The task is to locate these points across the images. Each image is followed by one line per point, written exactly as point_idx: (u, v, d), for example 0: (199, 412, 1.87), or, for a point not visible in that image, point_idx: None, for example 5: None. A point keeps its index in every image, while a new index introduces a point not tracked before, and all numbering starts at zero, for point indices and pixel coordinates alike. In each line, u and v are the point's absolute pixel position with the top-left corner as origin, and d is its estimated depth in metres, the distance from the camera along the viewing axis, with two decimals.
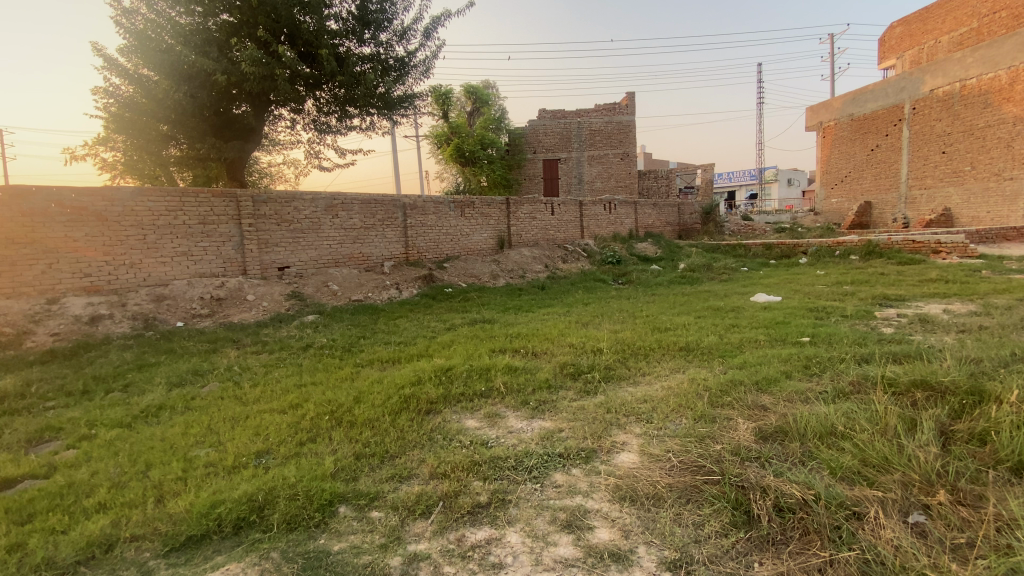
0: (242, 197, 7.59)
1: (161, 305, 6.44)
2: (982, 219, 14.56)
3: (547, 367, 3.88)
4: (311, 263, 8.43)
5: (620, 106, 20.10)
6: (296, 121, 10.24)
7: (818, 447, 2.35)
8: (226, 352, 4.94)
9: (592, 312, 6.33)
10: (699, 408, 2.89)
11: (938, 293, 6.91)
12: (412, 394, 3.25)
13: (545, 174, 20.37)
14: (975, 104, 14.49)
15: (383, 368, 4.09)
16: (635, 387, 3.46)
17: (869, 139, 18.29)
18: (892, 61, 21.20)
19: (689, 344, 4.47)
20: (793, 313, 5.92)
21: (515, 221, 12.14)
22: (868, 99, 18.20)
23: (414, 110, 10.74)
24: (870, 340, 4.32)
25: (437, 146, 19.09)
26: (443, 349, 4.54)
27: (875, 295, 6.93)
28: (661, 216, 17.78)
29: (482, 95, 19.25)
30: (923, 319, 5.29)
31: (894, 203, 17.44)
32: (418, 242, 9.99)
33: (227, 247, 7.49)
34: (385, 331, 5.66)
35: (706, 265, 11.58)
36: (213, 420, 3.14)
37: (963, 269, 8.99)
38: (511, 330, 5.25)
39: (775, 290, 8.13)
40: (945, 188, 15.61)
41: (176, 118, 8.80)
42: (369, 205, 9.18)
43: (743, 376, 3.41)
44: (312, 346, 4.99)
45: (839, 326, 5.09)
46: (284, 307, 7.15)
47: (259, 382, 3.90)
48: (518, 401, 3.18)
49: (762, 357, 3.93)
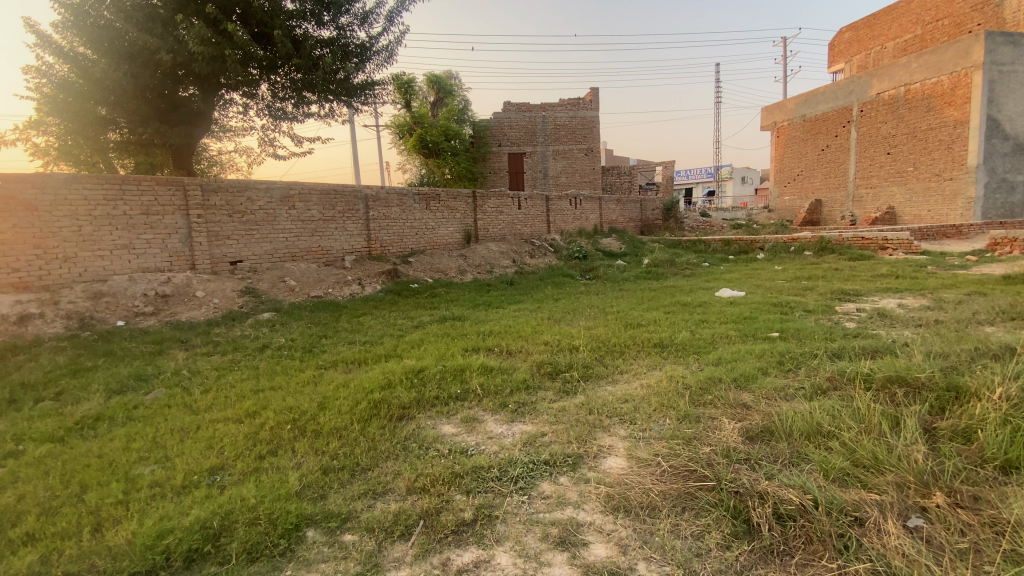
0: (190, 186, 7.08)
1: (99, 303, 5.91)
2: (923, 217, 15.43)
3: (523, 366, 3.75)
4: (266, 257, 7.97)
5: (585, 101, 20.15)
6: (249, 106, 9.67)
7: (804, 448, 2.33)
8: (174, 354, 4.55)
9: (563, 309, 6.24)
10: (681, 407, 2.83)
11: (891, 288, 7.22)
12: (382, 399, 3.05)
13: (509, 168, 20.20)
14: (918, 108, 15.28)
15: (348, 371, 3.84)
16: (615, 385, 3.37)
17: (820, 139, 19.06)
18: (841, 65, 22.14)
19: (663, 340, 4.44)
20: (758, 308, 6.02)
21: (481, 215, 11.95)
22: (820, 101, 18.95)
23: (375, 98, 10.35)
24: (837, 335, 4.41)
25: (399, 136, 18.59)
26: (413, 349, 4.34)
27: (834, 289, 7.16)
28: (624, 211, 17.96)
29: (445, 86, 18.85)
30: (881, 313, 5.49)
31: (842, 201, 18.26)
32: (381, 236, 9.64)
33: (173, 239, 6.97)
34: (348, 329, 5.39)
35: (670, 261, 11.75)
36: (159, 432, 2.84)
37: (911, 265, 9.45)
38: (483, 327, 5.09)
39: (739, 285, 8.29)
40: (890, 188, 16.46)
41: (115, 99, 8.12)
42: (328, 197, 8.77)
43: (721, 373, 3.38)
44: (269, 347, 4.67)
45: (804, 321, 5.19)
46: (237, 304, 6.71)
47: (210, 387, 3.58)
48: (496, 404, 3.04)
49: (736, 353, 3.92)
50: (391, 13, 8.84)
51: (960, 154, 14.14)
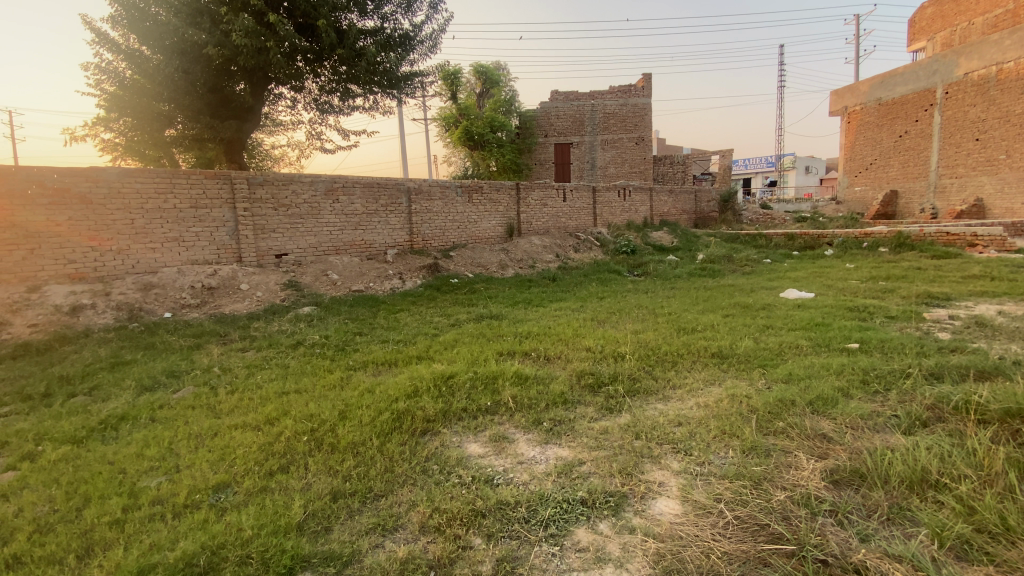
0: (237, 179, 7.14)
1: (148, 295, 6.05)
2: (1017, 211, 13.73)
3: (562, 375, 3.41)
4: (310, 251, 7.98)
5: (636, 88, 19.32)
6: (298, 100, 9.77)
7: (908, 502, 1.88)
8: (211, 349, 4.52)
9: (609, 309, 5.83)
10: (747, 437, 2.42)
11: (986, 291, 6.33)
12: (406, 409, 2.81)
13: (556, 159, 19.72)
14: (1013, 89, 13.59)
15: (376, 373, 3.63)
16: (667, 404, 2.98)
17: (897, 124, 17.42)
18: (921, 43, 20.13)
19: (722, 349, 3.97)
20: (830, 313, 5.38)
21: (525, 208, 11.62)
22: (898, 83, 17.33)
23: (419, 88, 10.20)
24: (930, 349, 3.80)
25: (445, 128, 18.52)
26: (445, 351, 4.08)
27: (917, 292, 6.36)
28: (677, 203, 17.13)
29: (492, 76, 18.55)
30: (979, 321, 4.75)
31: (922, 192, 16.62)
32: (423, 229, 9.50)
33: (221, 232, 7.06)
34: (384, 326, 5.22)
35: (726, 256, 11.00)
36: (178, 437, 2.72)
37: (1008, 264, 8.34)
38: (521, 328, 4.79)
39: (805, 285, 7.56)
40: (978, 177, 14.80)
41: (170, 95, 8.33)
42: (371, 190, 8.69)
43: (794, 394, 2.92)
44: (304, 343, 4.57)
45: (887, 330, 4.55)
46: (279, 297, 6.71)
47: (238, 387, 3.46)
48: (530, 421, 2.72)
49: (809, 368, 3.42)
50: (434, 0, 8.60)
51: None
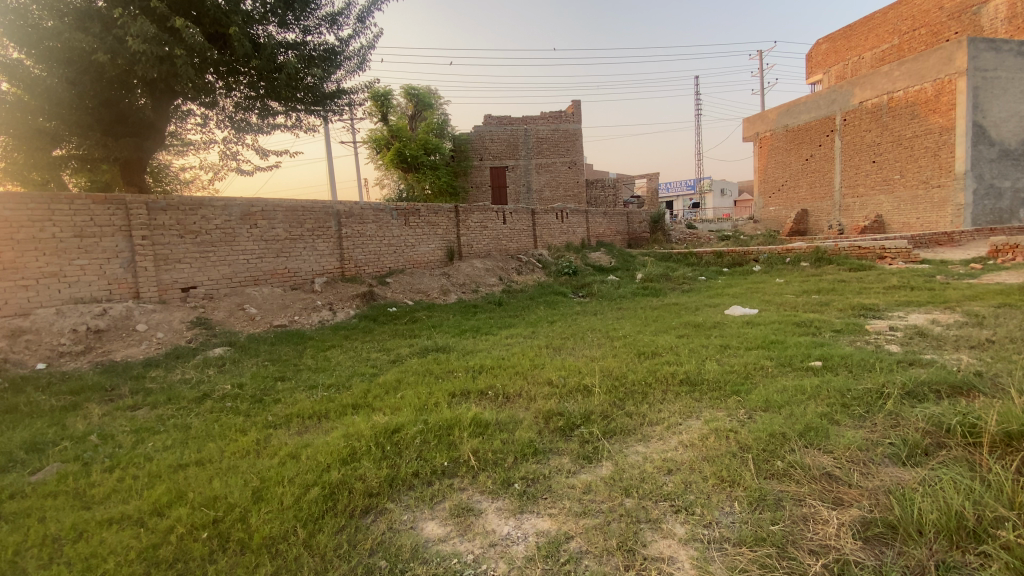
0: (134, 204, 6.21)
1: (15, 343, 4.96)
2: (912, 226, 15.13)
3: (525, 418, 2.98)
4: (224, 282, 7.05)
5: (566, 114, 19.75)
6: (209, 116, 8.87)
7: (954, 559, 1.61)
8: (91, 408, 3.66)
9: (562, 334, 5.50)
10: (751, 485, 2.10)
11: (911, 300, 6.68)
12: (343, 480, 2.26)
13: (492, 182, 19.56)
14: (902, 115, 15.12)
15: (302, 431, 3.01)
16: (648, 446, 2.62)
17: (804, 148, 18.91)
18: (818, 76, 22.17)
19: (690, 374, 3.71)
20: (781, 328, 5.36)
21: (465, 230, 11.21)
22: (802, 111, 18.89)
23: (347, 106, 9.61)
24: (891, 364, 3.76)
25: (376, 151, 17.87)
26: (387, 396, 3.51)
27: (852, 304, 6.60)
28: (611, 225, 17.48)
29: (424, 99, 18.20)
30: (920, 332, 4.87)
31: (829, 211, 18.03)
32: (355, 255, 8.82)
33: (113, 265, 6.05)
34: (312, 368, 4.55)
35: (665, 275, 11.16)
36: (22, 545, 1.98)
37: (919, 274, 8.98)
38: (472, 361, 4.31)
39: (747, 301, 7.67)
40: (877, 196, 16.24)
41: (52, 109, 7.20)
42: (295, 213, 7.93)
43: (782, 425, 2.66)
44: (211, 395, 3.81)
45: (841, 345, 4.53)
46: (185, 338, 5.78)
47: (118, 463, 2.71)
48: (497, 482, 2.27)
49: (784, 393, 3.21)
50: (361, 14, 8.15)
51: (947, 161, 13.93)
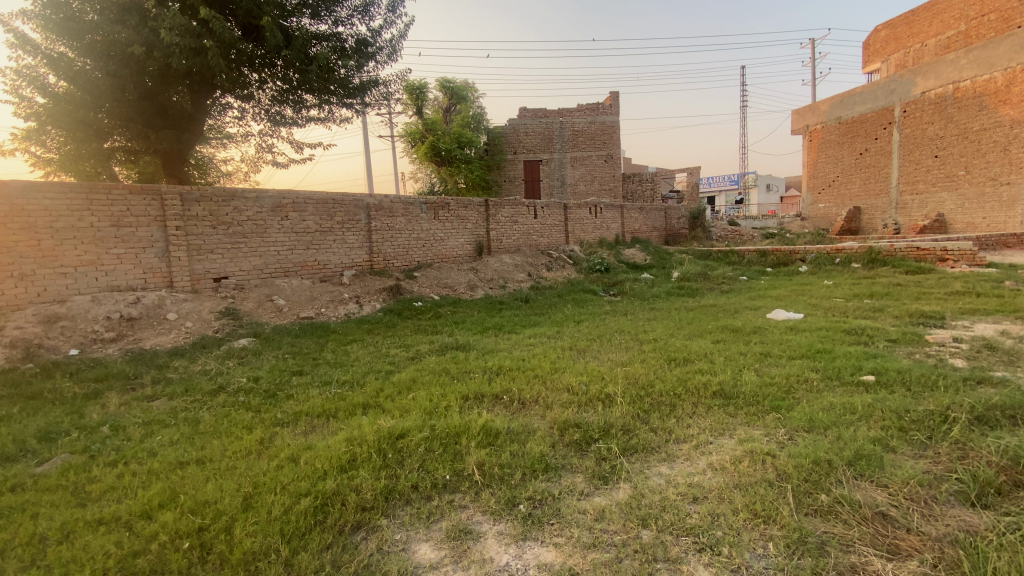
0: (168, 194, 6.32)
1: (52, 329, 5.11)
2: (977, 226, 13.98)
3: (540, 429, 2.77)
4: (255, 273, 7.13)
5: (604, 106, 19.23)
6: (246, 109, 9.01)
7: None
8: (111, 398, 3.68)
9: (588, 335, 5.25)
10: (790, 523, 1.83)
11: (976, 308, 6.08)
12: (338, 490, 2.12)
13: (526, 176, 19.32)
14: (969, 106, 13.95)
15: (308, 431, 2.91)
16: (673, 468, 2.37)
17: (858, 142, 17.78)
18: (876, 65, 20.80)
19: (724, 386, 3.39)
20: (827, 336, 4.94)
21: (495, 225, 11.04)
22: (857, 102, 17.75)
23: (380, 98, 9.58)
24: (954, 381, 3.35)
25: (411, 145, 17.91)
26: (399, 396, 3.37)
27: (909, 311, 6.05)
28: (648, 220, 16.95)
29: (459, 91, 18.11)
30: (988, 344, 4.37)
31: (884, 209, 16.91)
32: (384, 248, 8.78)
33: (148, 254, 6.19)
34: (330, 362, 4.48)
35: (702, 274, 10.68)
36: (10, 544, 1.93)
37: (985, 279, 8.21)
38: (490, 362, 4.13)
39: (790, 304, 7.19)
40: (938, 193, 15.09)
41: (97, 101, 7.44)
42: (325, 206, 7.94)
43: (828, 450, 2.35)
44: (227, 388, 3.77)
45: (895, 357, 4.11)
46: (213, 328, 5.84)
47: (123, 457, 2.67)
48: (501, 502, 2.08)
49: (831, 412, 2.88)
50: (392, 4, 8.05)
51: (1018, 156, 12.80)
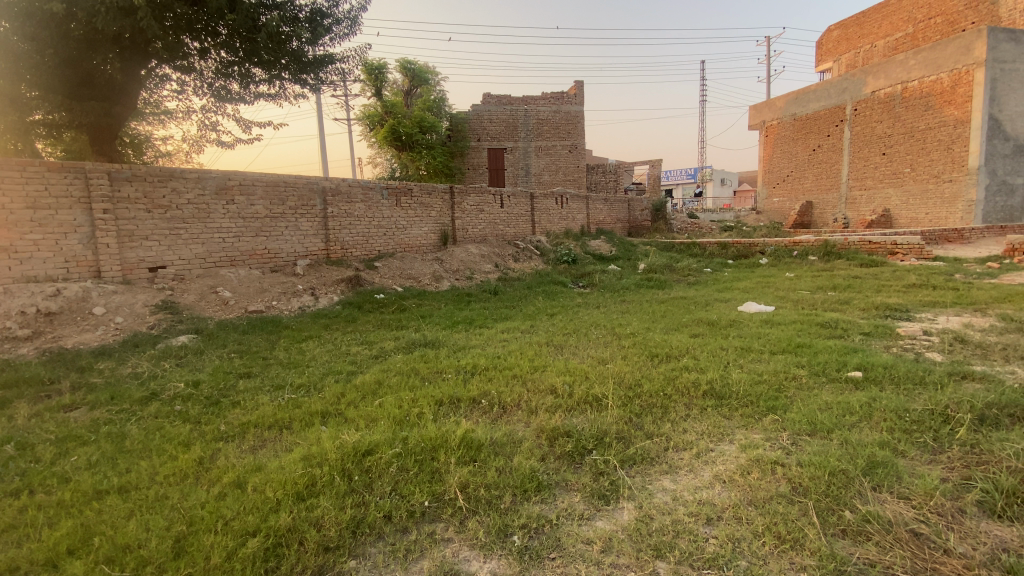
0: (94, 173, 5.61)
1: None
2: (921, 221, 14.72)
3: (526, 438, 2.48)
4: (197, 263, 6.48)
5: (569, 95, 19.02)
6: (186, 81, 8.22)
7: None
8: (16, 409, 3.11)
9: (563, 329, 5.01)
10: (822, 550, 1.63)
11: (936, 300, 6.23)
12: (294, 526, 1.76)
13: (490, 164, 18.90)
14: (916, 106, 14.57)
15: (257, 448, 2.50)
16: (677, 482, 2.14)
17: (811, 138, 18.35)
18: (828, 64, 21.50)
19: (714, 385, 3.20)
20: (802, 329, 4.90)
21: (460, 213, 10.64)
22: (811, 99, 18.28)
23: (337, 75, 8.96)
24: (941, 377, 3.29)
25: (369, 128, 17.12)
26: (363, 402, 3.01)
27: (874, 303, 6.13)
28: (612, 212, 16.95)
29: (421, 74, 17.44)
30: (958, 337, 4.42)
31: (835, 203, 17.56)
32: (341, 236, 8.23)
33: (70, 240, 5.47)
34: (283, 362, 4.04)
35: (668, 266, 10.68)
36: None
37: (937, 272, 8.53)
38: (463, 361, 3.81)
39: (759, 296, 7.20)
40: (885, 189, 15.76)
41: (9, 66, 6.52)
42: (276, 189, 7.33)
43: (839, 458, 2.18)
44: (161, 395, 3.28)
45: (875, 351, 4.07)
46: (147, 324, 5.22)
47: (25, 485, 2.20)
48: (491, 532, 1.78)
49: (829, 412, 2.74)
50: None
51: (960, 155, 13.47)
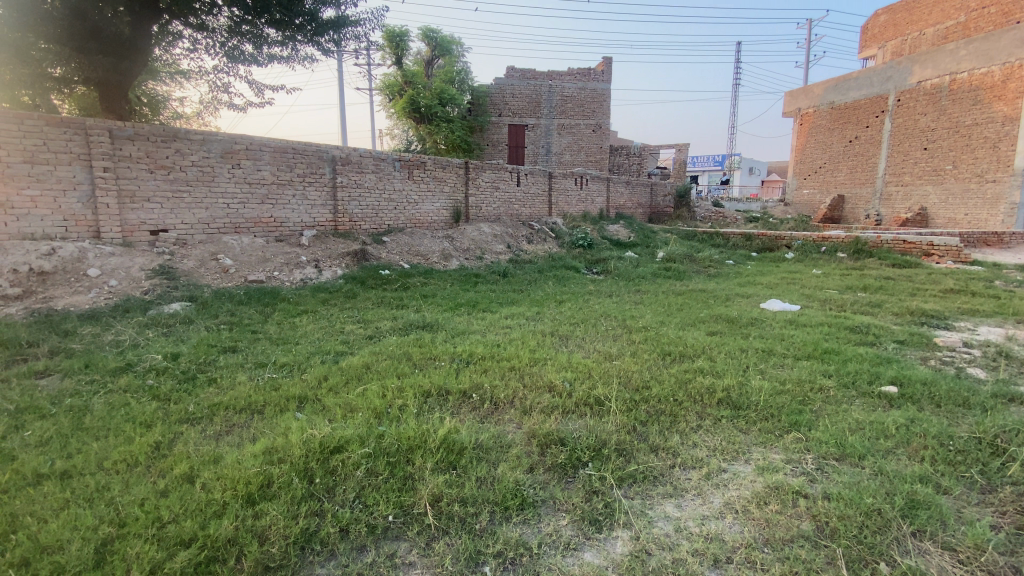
0: (95, 129, 5.41)
1: None
2: (959, 221, 13.94)
3: (515, 444, 2.22)
4: (199, 227, 6.29)
5: (596, 72, 18.35)
6: (199, 40, 7.98)
7: None
8: None
9: (571, 318, 4.72)
10: None
11: (975, 308, 5.78)
12: (235, 537, 1.54)
13: (510, 141, 18.42)
14: (964, 99, 13.66)
15: (221, 435, 2.28)
16: (681, 508, 1.86)
17: (849, 129, 17.43)
18: (872, 51, 20.32)
19: (731, 393, 2.89)
20: (830, 333, 4.52)
21: (474, 190, 10.30)
22: (851, 87, 17.31)
23: (354, 39, 8.59)
24: (988, 399, 2.93)
25: (389, 98, 16.74)
26: (345, 389, 2.77)
27: (910, 308, 5.69)
28: (633, 196, 16.44)
29: (444, 43, 16.87)
30: (1003, 352, 4.02)
31: (868, 199, 16.74)
32: (350, 208, 7.99)
33: (69, 198, 5.31)
34: (273, 338, 3.83)
35: (688, 255, 10.23)
36: None
37: (976, 278, 7.98)
38: (459, 348, 3.55)
39: (782, 293, 6.81)
40: (923, 187, 14.93)
41: None
42: (283, 156, 7.08)
43: (873, 495, 1.88)
44: (136, 368, 3.09)
45: (911, 363, 3.71)
46: (141, 289, 5.06)
47: None
48: (459, 558, 1.54)
49: (860, 433, 2.42)
50: None
51: (1008, 153, 12.63)
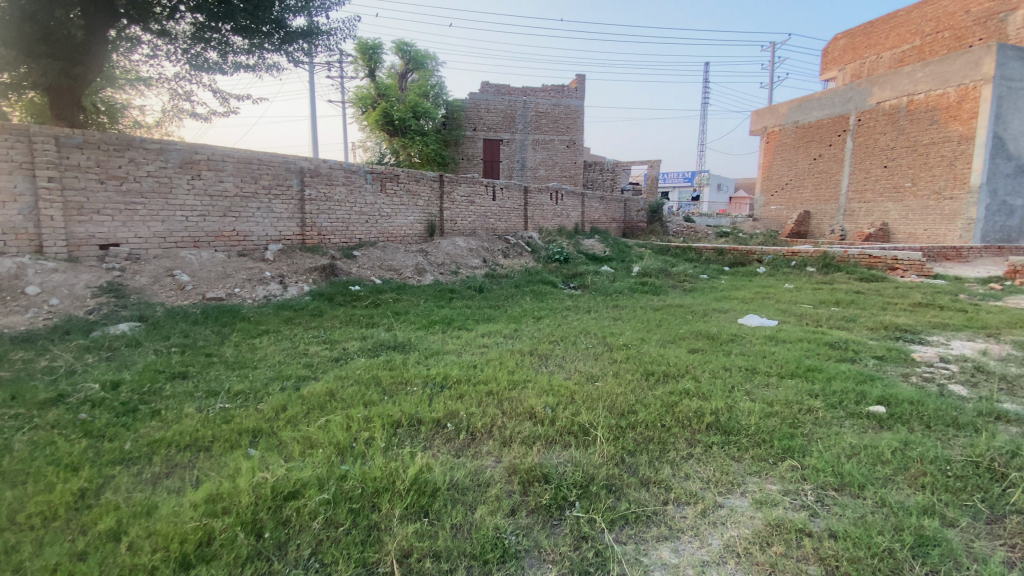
0: (39, 135, 5.03)
1: None
2: (918, 237, 14.45)
3: (495, 481, 2.02)
4: (154, 242, 5.91)
5: (569, 88, 18.55)
6: (160, 46, 7.65)
7: None
8: None
9: (550, 336, 4.55)
10: None
11: (944, 322, 5.87)
12: None
13: (485, 155, 18.36)
14: (921, 120, 14.26)
15: (158, 479, 2.00)
16: (678, 553, 1.69)
17: (813, 147, 18.00)
18: (833, 73, 21.16)
19: (720, 417, 2.75)
20: (810, 349, 4.47)
21: (448, 204, 10.11)
22: (814, 107, 17.92)
23: (325, 49, 8.38)
24: (976, 418, 2.87)
25: (362, 111, 16.50)
26: (306, 421, 2.52)
27: (883, 322, 5.73)
28: (607, 211, 16.53)
29: (417, 57, 16.80)
30: (979, 367, 4.02)
31: (832, 214, 17.26)
32: (319, 221, 7.69)
33: (7, 210, 4.90)
34: (229, 361, 3.53)
35: (663, 270, 10.25)
36: None
37: (941, 292, 8.19)
38: (433, 371, 3.33)
39: (758, 307, 6.82)
40: (884, 203, 15.47)
41: None
42: (248, 167, 6.77)
43: (881, 532, 1.74)
44: (68, 399, 2.76)
45: (893, 380, 3.66)
46: (86, 308, 4.67)
47: None
48: None
49: (857, 460, 2.30)
50: None
51: (963, 171, 13.20)
